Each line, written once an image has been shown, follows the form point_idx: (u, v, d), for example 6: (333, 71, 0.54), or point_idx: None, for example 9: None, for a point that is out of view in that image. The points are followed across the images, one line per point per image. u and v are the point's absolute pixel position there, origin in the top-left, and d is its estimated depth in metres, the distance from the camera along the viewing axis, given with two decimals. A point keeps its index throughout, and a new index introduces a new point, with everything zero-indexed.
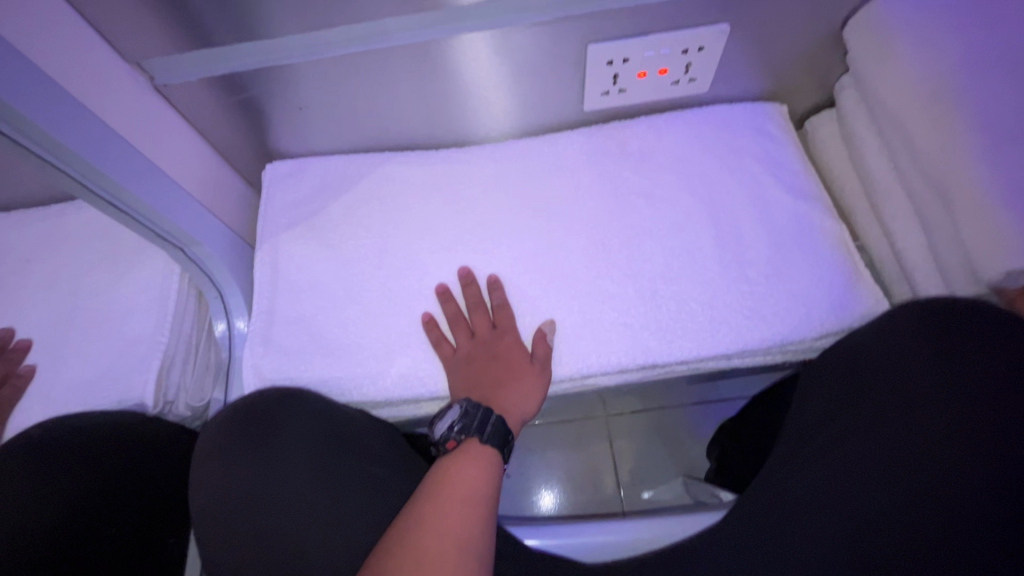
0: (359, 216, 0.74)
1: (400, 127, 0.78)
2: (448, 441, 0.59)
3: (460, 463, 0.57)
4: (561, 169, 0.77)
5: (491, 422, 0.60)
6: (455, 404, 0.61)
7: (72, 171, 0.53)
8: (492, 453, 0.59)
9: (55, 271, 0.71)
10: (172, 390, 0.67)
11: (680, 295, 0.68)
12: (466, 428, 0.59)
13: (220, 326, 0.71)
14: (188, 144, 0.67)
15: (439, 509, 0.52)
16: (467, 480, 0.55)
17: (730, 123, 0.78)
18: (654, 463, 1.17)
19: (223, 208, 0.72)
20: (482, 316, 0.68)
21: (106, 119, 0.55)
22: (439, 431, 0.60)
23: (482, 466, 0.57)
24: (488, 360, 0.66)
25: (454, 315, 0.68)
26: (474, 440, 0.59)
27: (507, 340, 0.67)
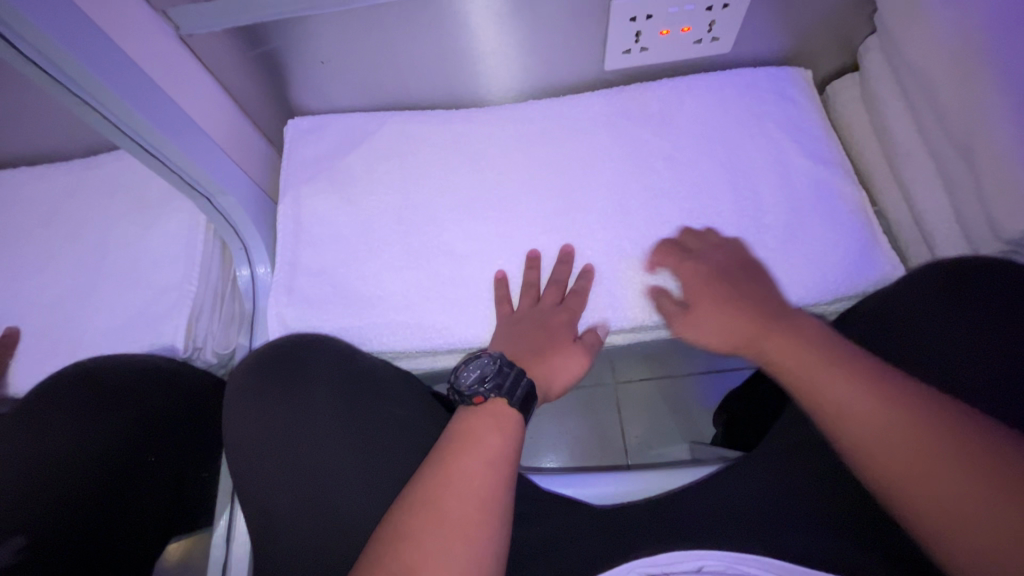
0: (379, 173, 0.75)
1: (420, 84, 0.78)
2: (476, 394, 0.59)
3: (478, 420, 0.58)
4: (582, 130, 0.77)
5: (521, 386, 0.60)
6: (489, 361, 0.61)
7: (101, 109, 0.53)
8: (514, 414, 0.59)
9: (83, 222, 0.73)
10: (201, 336, 0.69)
11: (696, 255, 0.69)
12: (497, 385, 0.60)
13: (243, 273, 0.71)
14: (213, 97, 0.68)
15: (456, 470, 0.53)
16: (484, 439, 0.56)
17: (752, 85, 0.77)
18: (661, 428, 1.19)
19: (246, 161, 0.73)
20: (552, 291, 0.68)
21: (136, 61, 0.56)
22: (468, 383, 0.60)
23: (502, 420, 0.59)
24: (537, 332, 0.65)
25: (528, 282, 0.68)
26: (501, 400, 0.60)
27: (558, 316, 0.66)
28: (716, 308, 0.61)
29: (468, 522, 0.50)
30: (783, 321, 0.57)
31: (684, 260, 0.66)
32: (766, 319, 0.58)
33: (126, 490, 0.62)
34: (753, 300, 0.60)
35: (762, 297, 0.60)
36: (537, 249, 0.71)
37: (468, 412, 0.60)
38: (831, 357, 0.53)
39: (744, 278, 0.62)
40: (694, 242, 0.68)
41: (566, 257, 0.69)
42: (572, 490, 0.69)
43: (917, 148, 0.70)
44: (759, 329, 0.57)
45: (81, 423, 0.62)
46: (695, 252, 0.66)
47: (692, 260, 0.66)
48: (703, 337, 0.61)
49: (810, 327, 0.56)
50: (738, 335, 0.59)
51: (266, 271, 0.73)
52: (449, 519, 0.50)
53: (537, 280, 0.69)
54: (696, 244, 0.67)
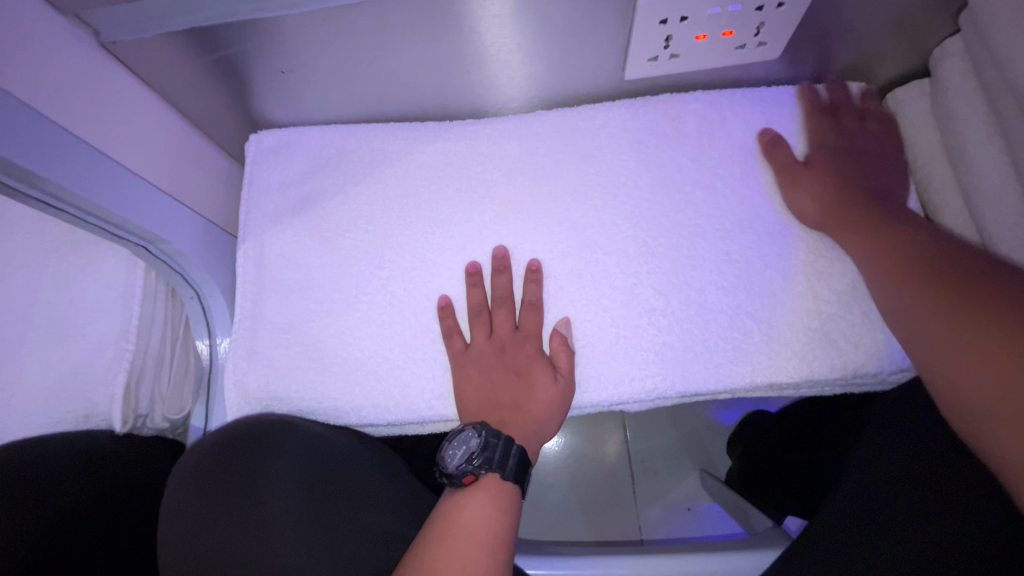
0: (356, 201, 0.64)
1: (407, 93, 0.66)
2: (466, 476, 0.50)
3: (471, 502, 0.49)
4: (597, 151, 0.65)
5: (511, 454, 0.52)
6: (472, 432, 0.52)
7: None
8: (510, 489, 0.51)
9: (11, 259, 0.62)
10: (144, 401, 0.60)
11: (731, 310, 0.58)
12: (487, 459, 0.51)
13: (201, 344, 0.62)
14: (154, 122, 0.57)
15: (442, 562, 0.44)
16: (475, 520, 0.48)
17: (805, 101, 0.64)
18: (669, 456, 1.07)
19: (199, 192, 0.62)
20: (505, 315, 0.60)
21: (33, 98, 0.44)
22: (456, 461, 0.51)
23: (497, 501, 0.50)
24: (508, 376, 0.58)
25: (475, 305, 0.60)
26: (493, 475, 0.51)
27: (529, 349, 0.58)
28: (817, 176, 0.60)
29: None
30: (873, 205, 0.57)
31: (830, 129, 0.64)
32: (865, 202, 0.58)
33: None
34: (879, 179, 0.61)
35: (862, 192, 0.59)
36: (480, 264, 0.61)
37: (453, 494, 0.51)
38: (855, 226, 0.56)
39: (854, 165, 0.61)
40: (848, 116, 0.65)
41: (501, 263, 0.60)
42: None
43: (1004, 183, 0.58)
44: (838, 211, 0.58)
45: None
46: (848, 131, 0.64)
47: (838, 131, 0.63)
48: (794, 207, 0.61)
49: (906, 215, 0.56)
50: (823, 209, 0.59)
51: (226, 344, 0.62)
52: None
53: (484, 301, 0.60)
54: (856, 128, 0.64)
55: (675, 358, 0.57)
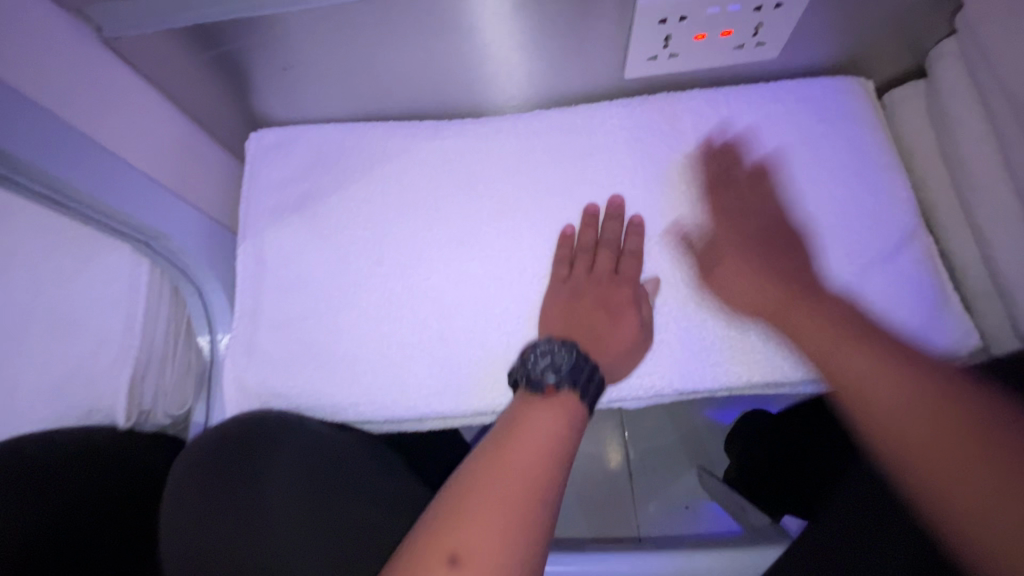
0: (356, 199, 0.64)
1: (408, 91, 0.66)
2: (548, 385, 0.50)
3: (537, 409, 0.48)
4: (595, 149, 0.65)
5: (595, 384, 0.51)
6: (566, 348, 0.52)
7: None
8: (584, 413, 0.50)
9: None
10: (149, 398, 0.62)
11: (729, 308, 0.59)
12: (576, 377, 0.50)
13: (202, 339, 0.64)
14: (155, 119, 0.57)
15: (489, 486, 0.42)
16: (535, 441, 0.45)
17: (805, 103, 0.66)
18: (667, 454, 1.08)
19: (199, 189, 0.62)
20: (608, 257, 0.60)
21: (33, 93, 0.44)
22: (541, 369, 0.51)
23: (562, 416, 0.48)
24: (596, 312, 0.57)
25: (586, 241, 0.61)
26: (573, 393, 0.50)
27: (625, 290, 0.58)
28: (740, 267, 0.58)
29: (515, 526, 0.40)
30: (804, 292, 0.54)
31: (726, 196, 0.62)
32: (790, 290, 0.54)
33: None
34: (755, 258, 0.57)
35: (792, 265, 0.57)
36: (479, 260, 0.62)
37: (527, 401, 0.50)
38: (807, 306, 0.53)
39: (784, 236, 0.59)
40: (737, 190, 0.62)
41: (592, 217, 0.61)
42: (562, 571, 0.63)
43: (999, 184, 0.59)
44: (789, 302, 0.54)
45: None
46: (744, 206, 0.61)
47: (732, 206, 0.61)
48: (732, 297, 0.58)
49: (837, 303, 0.52)
50: (768, 302, 0.55)
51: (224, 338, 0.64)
52: (495, 509, 0.40)
53: (593, 243, 0.61)
54: (752, 198, 0.61)
55: (673, 357, 0.58)
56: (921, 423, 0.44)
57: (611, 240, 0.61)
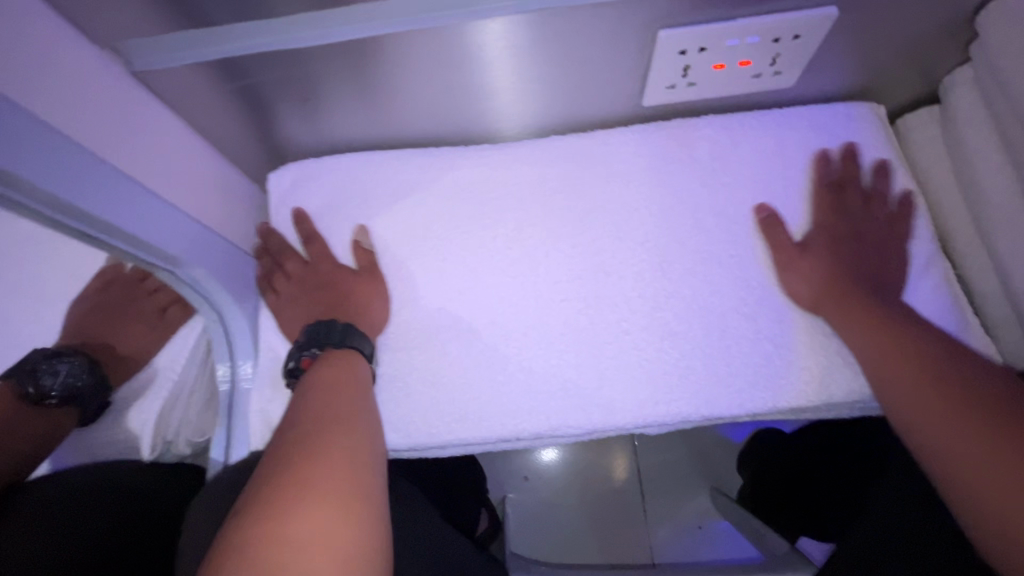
0: (377, 225, 0.65)
1: (425, 118, 0.67)
2: (304, 359, 0.56)
3: (319, 374, 0.53)
4: (614, 176, 0.65)
5: (332, 330, 0.57)
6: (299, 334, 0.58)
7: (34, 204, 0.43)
8: (356, 365, 0.54)
9: None
10: (173, 428, 0.65)
11: (753, 336, 0.59)
12: (314, 341, 0.56)
13: (223, 371, 0.63)
14: (181, 150, 0.57)
15: (306, 440, 0.45)
16: (331, 399, 0.50)
17: (820, 129, 0.66)
18: (680, 474, 1.07)
19: (224, 218, 0.63)
20: (294, 256, 0.63)
21: (75, 132, 0.44)
22: (294, 356, 0.57)
23: (354, 373, 0.53)
24: (323, 291, 0.61)
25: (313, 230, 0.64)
26: (319, 361, 0.55)
27: (325, 265, 0.63)
28: (817, 263, 0.59)
29: (341, 469, 0.42)
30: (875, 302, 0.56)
31: (828, 207, 0.63)
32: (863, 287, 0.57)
33: None
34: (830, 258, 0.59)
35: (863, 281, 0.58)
36: (499, 287, 0.62)
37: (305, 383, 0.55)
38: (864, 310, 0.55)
39: (856, 242, 0.61)
40: (854, 199, 0.63)
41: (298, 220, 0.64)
42: None
43: (1016, 212, 0.59)
44: (835, 294, 0.57)
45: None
46: (845, 209, 0.63)
47: (836, 206, 0.63)
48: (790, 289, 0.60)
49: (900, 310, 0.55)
50: (825, 294, 0.57)
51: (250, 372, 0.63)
52: (297, 457, 0.43)
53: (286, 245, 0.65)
54: (858, 205, 0.63)
55: (699, 384, 0.58)
56: (956, 433, 0.45)
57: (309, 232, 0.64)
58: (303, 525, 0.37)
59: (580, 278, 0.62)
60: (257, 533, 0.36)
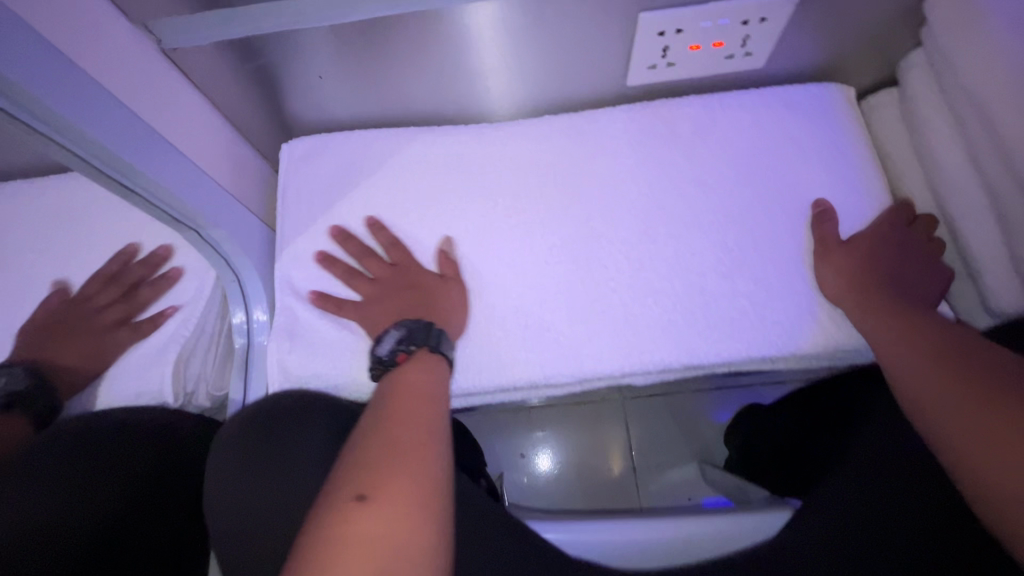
0: (384, 195, 0.69)
1: (426, 95, 0.72)
2: (398, 354, 0.58)
3: (402, 372, 0.56)
4: (603, 149, 0.71)
5: (432, 334, 0.59)
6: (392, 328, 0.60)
7: (51, 134, 0.46)
8: (440, 364, 0.58)
9: None
10: (191, 381, 0.67)
11: (731, 292, 0.64)
12: (415, 338, 0.58)
13: (240, 318, 0.69)
14: (203, 121, 0.62)
15: (396, 441, 0.49)
16: (412, 400, 0.53)
17: (792, 107, 0.71)
18: (668, 447, 1.13)
19: (241, 188, 0.68)
20: (375, 260, 0.66)
21: (101, 82, 0.48)
22: (389, 347, 0.59)
23: (435, 378, 0.56)
24: (405, 293, 0.63)
25: (388, 240, 0.67)
26: (416, 355, 0.58)
27: (412, 271, 0.65)
28: (844, 262, 0.62)
29: (420, 464, 0.47)
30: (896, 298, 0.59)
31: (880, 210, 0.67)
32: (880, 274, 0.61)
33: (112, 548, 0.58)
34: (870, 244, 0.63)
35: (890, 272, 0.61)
36: (498, 250, 0.67)
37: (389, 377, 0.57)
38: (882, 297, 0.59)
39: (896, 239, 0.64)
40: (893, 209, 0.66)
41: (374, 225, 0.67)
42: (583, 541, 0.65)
43: (969, 178, 0.65)
44: (861, 291, 0.60)
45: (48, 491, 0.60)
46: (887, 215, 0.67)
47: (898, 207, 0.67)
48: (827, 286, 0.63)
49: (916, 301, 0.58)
50: (852, 287, 0.61)
51: (263, 316, 0.70)
52: (381, 451, 0.48)
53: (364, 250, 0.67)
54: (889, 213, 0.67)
55: (682, 334, 0.63)
56: (963, 415, 0.47)
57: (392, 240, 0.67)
58: (388, 517, 0.43)
59: (572, 241, 0.67)
60: (355, 521, 0.43)
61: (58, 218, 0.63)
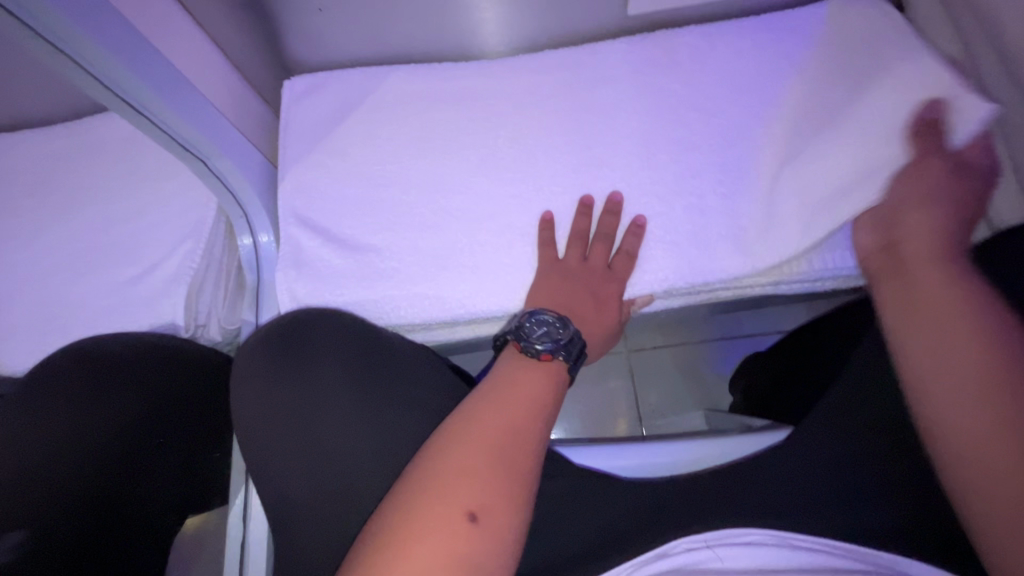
0: (385, 132, 0.70)
1: (427, 33, 0.72)
2: (543, 352, 0.58)
3: (518, 372, 0.57)
4: (603, 80, 0.71)
5: (581, 359, 0.60)
6: (560, 323, 0.59)
7: (50, 38, 0.46)
8: (563, 382, 0.59)
9: (83, 191, 0.71)
10: (203, 312, 0.69)
11: (731, 213, 0.65)
12: (568, 352, 0.59)
13: (246, 242, 0.70)
14: (200, 47, 0.62)
15: (494, 452, 0.49)
16: (507, 406, 0.53)
17: (793, 30, 0.71)
18: (675, 396, 1.14)
19: (243, 124, 0.68)
20: (600, 250, 0.66)
21: None
22: (540, 338, 0.58)
23: (550, 376, 0.57)
24: (580, 298, 0.66)
25: (578, 231, 0.66)
26: (559, 361, 0.58)
27: (607, 288, 0.67)
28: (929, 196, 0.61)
29: (518, 478, 0.49)
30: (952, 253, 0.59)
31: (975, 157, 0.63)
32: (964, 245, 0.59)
33: (135, 464, 0.65)
34: (950, 207, 0.61)
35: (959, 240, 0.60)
36: (499, 181, 0.67)
37: (518, 360, 0.58)
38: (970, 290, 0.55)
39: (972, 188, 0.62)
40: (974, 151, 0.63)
41: (586, 209, 0.65)
42: (595, 461, 0.66)
43: (970, 93, 0.65)
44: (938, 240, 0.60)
45: (64, 411, 0.64)
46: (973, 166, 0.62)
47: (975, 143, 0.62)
48: (907, 237, 0.60)
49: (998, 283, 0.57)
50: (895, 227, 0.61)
51: (268, 240, 0.71)
52: (479, 463, 0.48)
53: (588, 230, 0.66)
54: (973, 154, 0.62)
55: (681, 253, 0.64)
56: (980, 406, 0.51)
57: (610, 235, 0.66)
58: (491, 538, 0.46)
59: (574, 174, 0.67)
60: (451, 537, 0.44)
61: (94, 164, 0.72)
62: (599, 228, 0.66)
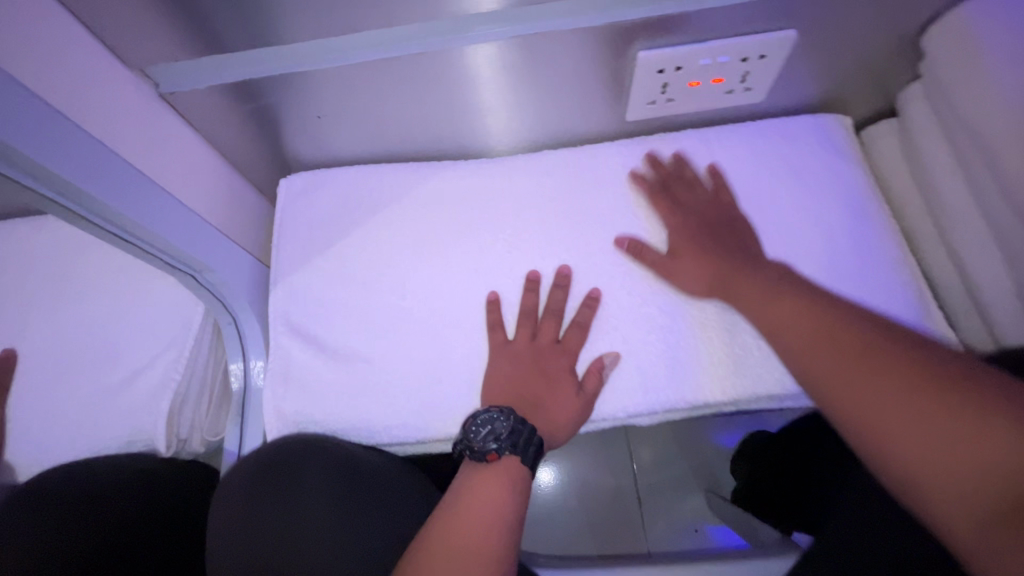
0: (382, 234, 0.69)
1: (428, 133, 0.72)
2: (491, 452, 0.55)
3: (478, 481, 0.54)
4: (603, 183, 0.71)
5: (534, 442, 0.57)
6: (502, 416, 0.56)
7: (31, 181, 0.46)
8: (523, 479, 0.55)
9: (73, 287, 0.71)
10: (185, 428, 0.69)
11: (733, 327, 0.63)
12: (515, 444, 0.55)
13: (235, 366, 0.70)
14: (193, 156, 0.62)
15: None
16: (473, 523, 0.50)
17: (792, 139, 0.71)
18: (676, 478, 1.07)
19: (234, 227, 0.67)
20: (549, 326, 0.63)
21: (88, 127, 0.48)
22: (483, 439, 0.55)
23: (510, 477, 0.54)
24: (532, 377, 0.61)
25: (526, 309, 0.64)
26: (511, 456, 0.56)
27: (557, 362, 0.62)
28: (693, 257, 0.63)
29: None
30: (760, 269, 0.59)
31: (669, 206, 0.67)
32: (738, 263, 0.60)
33: None
34: (711, 241, 0.63)
35: (733, 248, 0.62)
36: (497, 287, 0.66)
37: (473, 469, 0.56)
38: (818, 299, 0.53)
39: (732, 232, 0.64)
40: (684, 194, 0.68)
41: (533, 284, 0.64)
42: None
43: (970, 211, 0.65)
44: (726, 278, 0.60)
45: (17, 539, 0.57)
46: (682, 203, 0.67)
47: (679, 209, 0.67)
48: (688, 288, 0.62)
49: (779, 273, 0.58)
50: (710, 282, 0.61)
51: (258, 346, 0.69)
52: None
53: (536, 307, 0.64)
54: (685, 196, 0.68)
55: (683, 370, 0.62)
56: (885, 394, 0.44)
57: (558, 311, 0.64)
58: None
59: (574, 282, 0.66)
60: None
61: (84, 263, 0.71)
62: (549, 304, 0.64)
